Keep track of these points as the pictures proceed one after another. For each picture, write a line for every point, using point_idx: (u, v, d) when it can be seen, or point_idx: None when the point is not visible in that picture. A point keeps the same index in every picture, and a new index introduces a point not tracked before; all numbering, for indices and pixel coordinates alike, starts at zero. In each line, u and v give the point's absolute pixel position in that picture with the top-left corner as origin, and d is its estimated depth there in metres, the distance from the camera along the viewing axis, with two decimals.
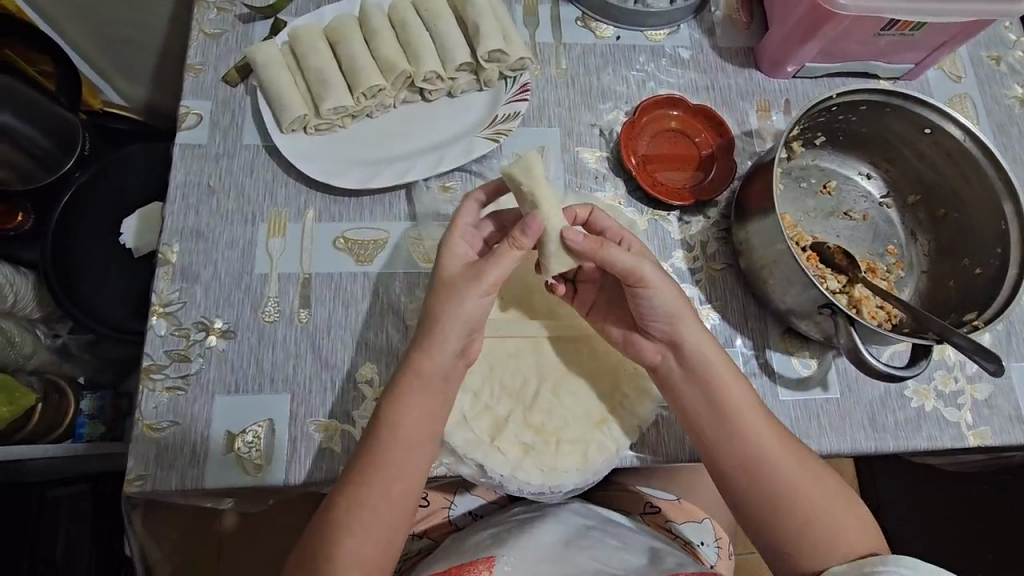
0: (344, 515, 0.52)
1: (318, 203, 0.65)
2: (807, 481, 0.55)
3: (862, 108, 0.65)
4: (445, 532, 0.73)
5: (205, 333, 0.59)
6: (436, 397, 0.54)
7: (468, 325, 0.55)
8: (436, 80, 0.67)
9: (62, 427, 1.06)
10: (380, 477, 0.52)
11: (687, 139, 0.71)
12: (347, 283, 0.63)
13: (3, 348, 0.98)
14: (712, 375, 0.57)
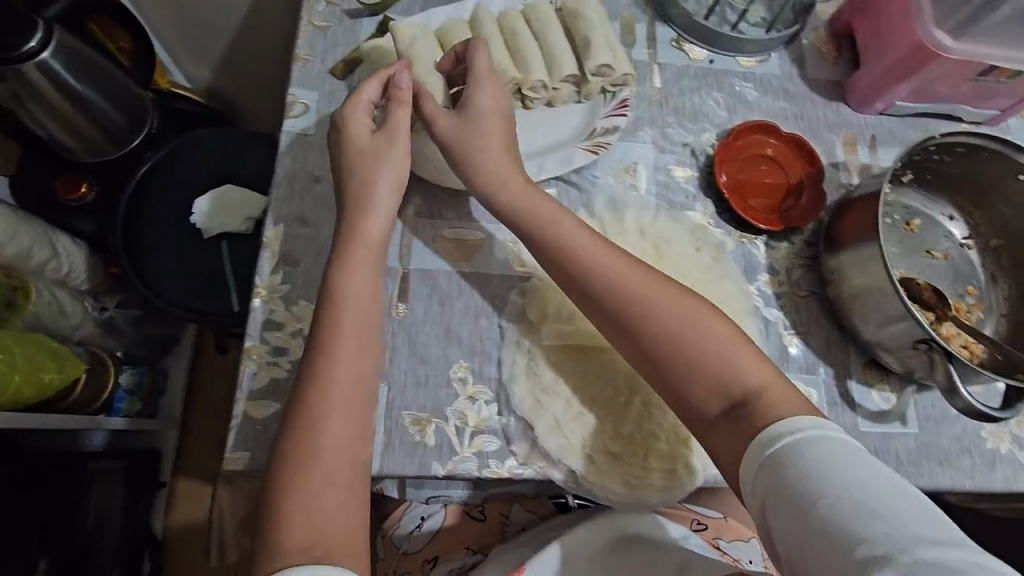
0: (305, 450, 0.47)
1: (419, 201, 0.66)
2: (700, 338, 0.52)
3: (959, 150, 0.66)
4: (493, 543, 0.76)
5: (305, 318, 0.60)
6: (353, 328, 0.52)
7: (374, 265, 0.55)
8: (541, 88, 0.69)
9: (102, 399, 1.12)
10: (334, 361, 0.50)
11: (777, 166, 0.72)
12: (444, 280, 0.63)
13: (54, 317, 1.02)
14: (622, 307, 0.54)
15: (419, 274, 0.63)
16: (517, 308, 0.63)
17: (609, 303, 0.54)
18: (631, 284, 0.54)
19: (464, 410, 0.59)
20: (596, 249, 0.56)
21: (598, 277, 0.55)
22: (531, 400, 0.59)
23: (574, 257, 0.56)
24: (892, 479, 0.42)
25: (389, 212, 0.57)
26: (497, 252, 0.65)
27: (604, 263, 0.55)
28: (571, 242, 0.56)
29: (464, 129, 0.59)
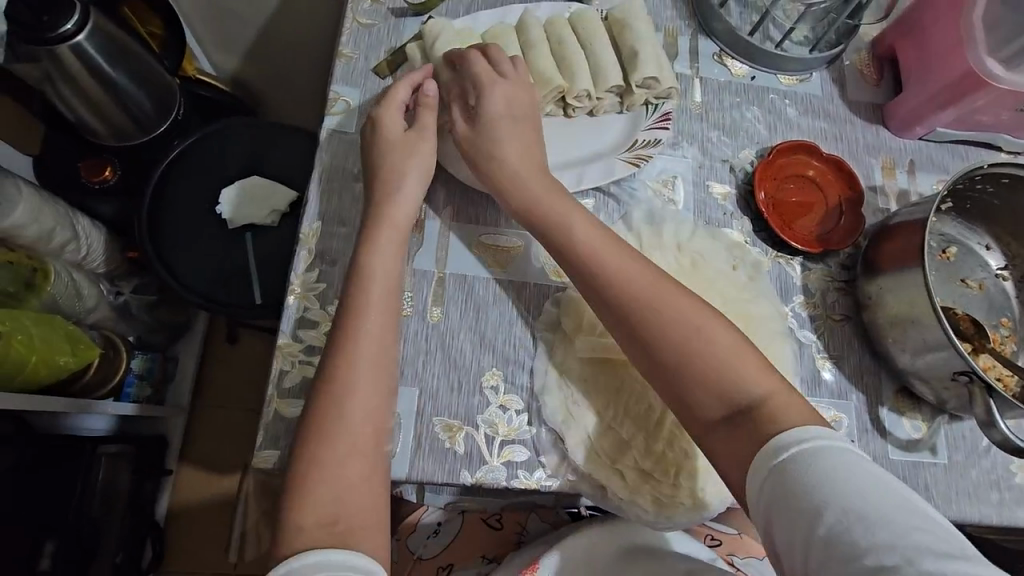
0: (331, 429, 0.47)
1: (457, 205, 0.65)
2: (721, 340, 0.51)
3: (1003, 181, 0.66)
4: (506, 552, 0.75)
5: None
6: (376, 304, 0.52)
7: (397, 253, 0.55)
8: (585, 97, 0.68)
9: (113, 383, 1.11)
10: (350, 348, 0.50)
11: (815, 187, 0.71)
12: (479, 286, 0.63)
13: (70, 299, 1.01)
14: (635, 297, 0.53)
15: (455, 278, 0.63)
16: (551, 317, 0.63)
17: (618, 303, 0.54)
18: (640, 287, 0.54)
19: (495, 418, 0.59)
20: (611, 252, 0.56)
21: (610, 278, 0.55)
22: (563, 412, 0.59)
23: (593, 255, 0.56)
24: (890, 483, 0.41)
25: (414, 200, 0.59)
26: (533, 260, 0.65)
27: (617, 266, 0.55)
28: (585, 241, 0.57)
29: (486, 138, 0.61)
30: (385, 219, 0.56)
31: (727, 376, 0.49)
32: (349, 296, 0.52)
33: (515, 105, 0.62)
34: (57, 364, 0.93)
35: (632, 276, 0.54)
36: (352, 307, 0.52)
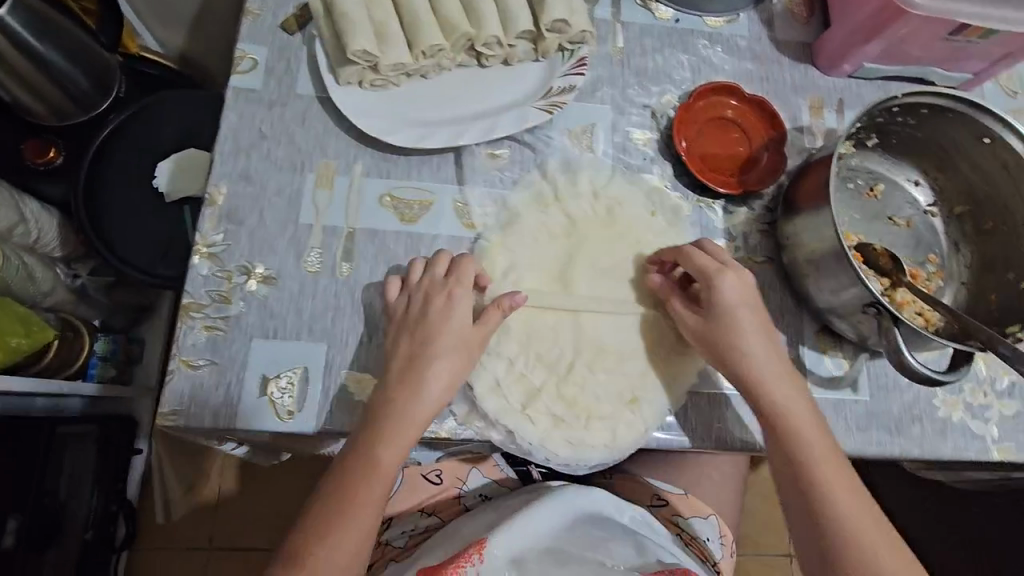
0: (360, 485, 0.53)
1: (367, 159, 0.64)
2: (843, 489, 0.54)
3: (921, 112, 0.64)
4: (452, 514, 0.72)
5: (247, 277, 0.59)
6: (436, 358, 0.55)
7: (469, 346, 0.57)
8: (495, 45, 0.66)
9: (75, 367, 1.02)
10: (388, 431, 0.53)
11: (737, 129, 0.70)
12: (390, 240, 0.62)
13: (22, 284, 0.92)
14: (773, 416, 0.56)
15: (365, 233, 0.62)
16: None
17: (757, 388, 0.57)
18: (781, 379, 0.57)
19: None
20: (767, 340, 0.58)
21: (751, 363, 0.57)
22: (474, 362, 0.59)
23: (729, 336, 0.57)
24: None
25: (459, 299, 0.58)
26: (446, 212, 0.64)
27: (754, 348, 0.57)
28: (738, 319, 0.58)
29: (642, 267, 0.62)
30: (421, 315, 0.57)
31: (826, 472, 0.54)
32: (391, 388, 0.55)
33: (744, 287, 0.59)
34: (11, 348, 0.84)
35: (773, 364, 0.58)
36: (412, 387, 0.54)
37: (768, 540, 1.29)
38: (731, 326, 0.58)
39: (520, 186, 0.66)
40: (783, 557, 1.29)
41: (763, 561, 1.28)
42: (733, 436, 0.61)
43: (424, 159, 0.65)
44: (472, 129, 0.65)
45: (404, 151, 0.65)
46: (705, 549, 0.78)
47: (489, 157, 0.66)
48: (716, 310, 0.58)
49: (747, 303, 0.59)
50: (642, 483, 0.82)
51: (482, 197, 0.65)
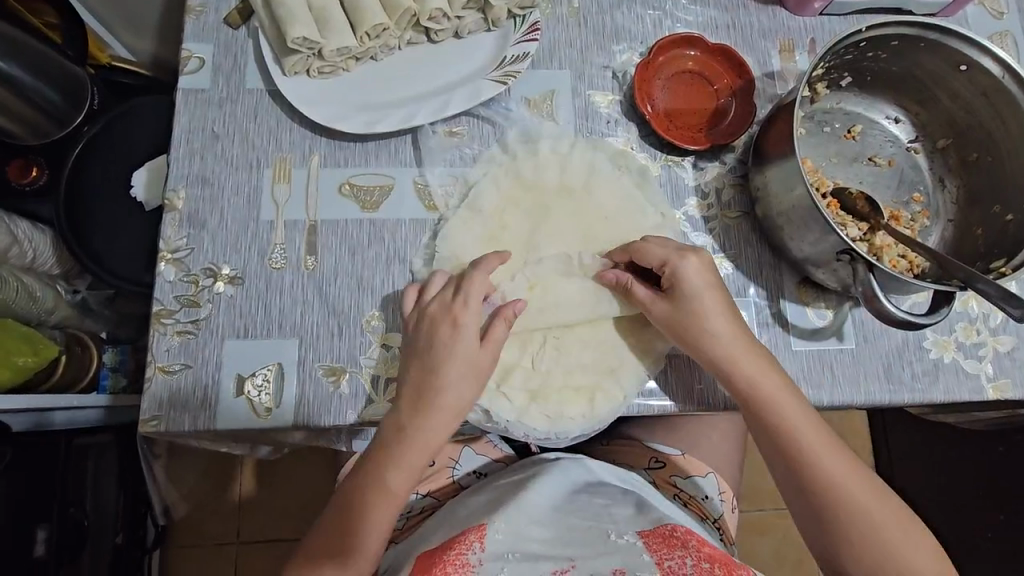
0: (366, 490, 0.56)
1: (323, 149, 0.64)
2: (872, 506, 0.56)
3: (893, 44, 0.62)
4: (448, 492, 0.73)
5: (213, 279, 0.59)
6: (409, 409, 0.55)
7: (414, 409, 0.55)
8: (442, 18, 0.65)
9: (86, 379, 1.01)
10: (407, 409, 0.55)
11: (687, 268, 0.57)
12: (353, 229, 0.62)
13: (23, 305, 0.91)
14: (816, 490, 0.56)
15: (327, 223, 0.62)
16: (428, 252, 0.62)
17: (791, 448, 0.56)
18: (815, 431, 0.57)
19: (379, 358, 0.59)
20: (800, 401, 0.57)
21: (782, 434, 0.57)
22: None
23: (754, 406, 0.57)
24: None
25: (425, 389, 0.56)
26: (407, 195, 0.63)
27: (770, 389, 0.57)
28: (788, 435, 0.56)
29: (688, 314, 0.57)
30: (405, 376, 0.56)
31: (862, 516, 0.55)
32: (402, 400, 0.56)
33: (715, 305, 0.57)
34: (16, 366, 0.84)
35: (806, 421, 0.56)
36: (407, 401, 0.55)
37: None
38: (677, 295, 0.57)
39: (481, 163, 0.64)
40: None
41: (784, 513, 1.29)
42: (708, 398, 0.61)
43: (380, 143, 0.64)
44: (425, 107, 0.64)
45: (358, 136, 0.63)
46: (704, 509, 0.78)
47: (447, 135, 0.65)
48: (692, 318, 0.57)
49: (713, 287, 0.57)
50: (640, 447, 0.82)
51: (442, 176, 0.64)
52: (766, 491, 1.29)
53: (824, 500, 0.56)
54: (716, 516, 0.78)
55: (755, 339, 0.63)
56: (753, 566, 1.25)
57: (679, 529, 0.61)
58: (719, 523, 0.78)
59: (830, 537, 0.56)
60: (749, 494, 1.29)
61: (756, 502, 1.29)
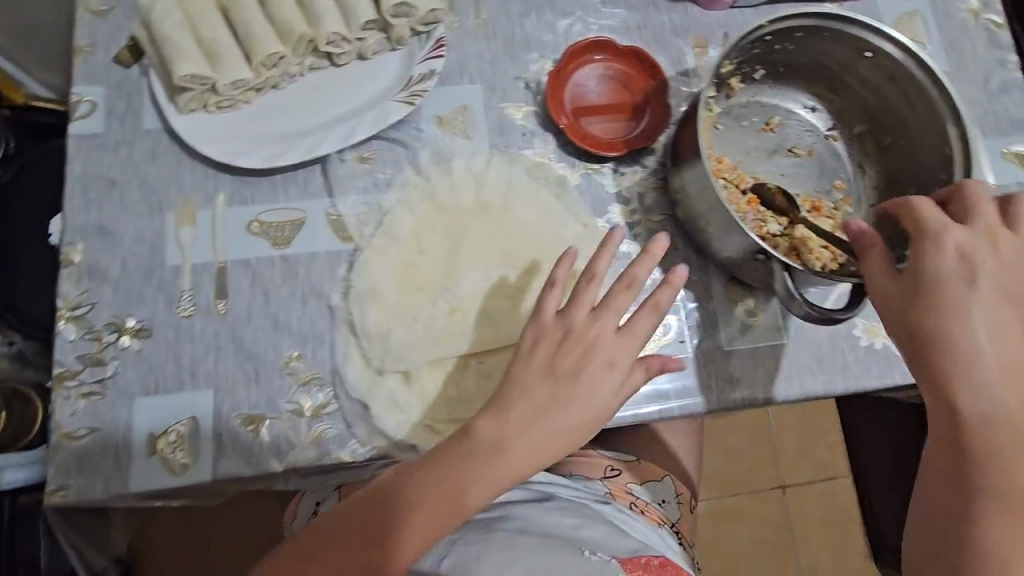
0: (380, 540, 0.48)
1: (228, 186, 0.61)
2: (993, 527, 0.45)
3: (798, 36, 0.61)
4: None
5: (118, 334, 0.57)
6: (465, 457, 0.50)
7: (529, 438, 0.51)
8: (342, 41, 0.63)
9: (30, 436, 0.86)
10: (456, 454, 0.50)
11: (994, 245, 0.49)
12: (265, 268, 0.59)
13: None
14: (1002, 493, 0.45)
15: (236, 265, 0.59)
16: (345, 284, 0.59)
17: (999, 488, 0.45)
18: (1023, 456, 0.45)
19: (299, 400, 0.56)
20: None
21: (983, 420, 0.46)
22: (368, 377, 0.56)
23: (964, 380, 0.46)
24: None
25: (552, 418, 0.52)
26: (320, 228, 0.61)
27: (994, 411, 0.46)
28: (988, 460, 0.46)
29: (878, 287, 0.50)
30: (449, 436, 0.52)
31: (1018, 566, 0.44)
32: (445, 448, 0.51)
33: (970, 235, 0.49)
34: None
35: (1022, 447, 0.45)
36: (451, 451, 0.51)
37: (759, 478, 1.30)
38: (941, 289, 0.47)
39: (394, 187, 0.62)
40: (776, 489, 1.30)
41: (758, 497, 1.29)
42: (645, 407, 0.60)
43: (289, 176, 0.62)
44: (331, 135, 0.61)
45: (265, 170, 0.61)
46: (663, 514, 0.79)
47: (357, 161, 0.63)
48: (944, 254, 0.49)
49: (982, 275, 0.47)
50: (595, 457, 0.81)
51: (355, 205, 0.62)
52: (737, 477, 1.29)
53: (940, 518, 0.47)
54: (672, 520, 0.80)
55: (688, 341, 0.62)
56: (728, 551, 1.26)
57: (653, 560, 0.62)
58: (675, 526, 0.80)
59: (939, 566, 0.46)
60: (721, 481, 1.29)
61: (730, 488, 1.29)
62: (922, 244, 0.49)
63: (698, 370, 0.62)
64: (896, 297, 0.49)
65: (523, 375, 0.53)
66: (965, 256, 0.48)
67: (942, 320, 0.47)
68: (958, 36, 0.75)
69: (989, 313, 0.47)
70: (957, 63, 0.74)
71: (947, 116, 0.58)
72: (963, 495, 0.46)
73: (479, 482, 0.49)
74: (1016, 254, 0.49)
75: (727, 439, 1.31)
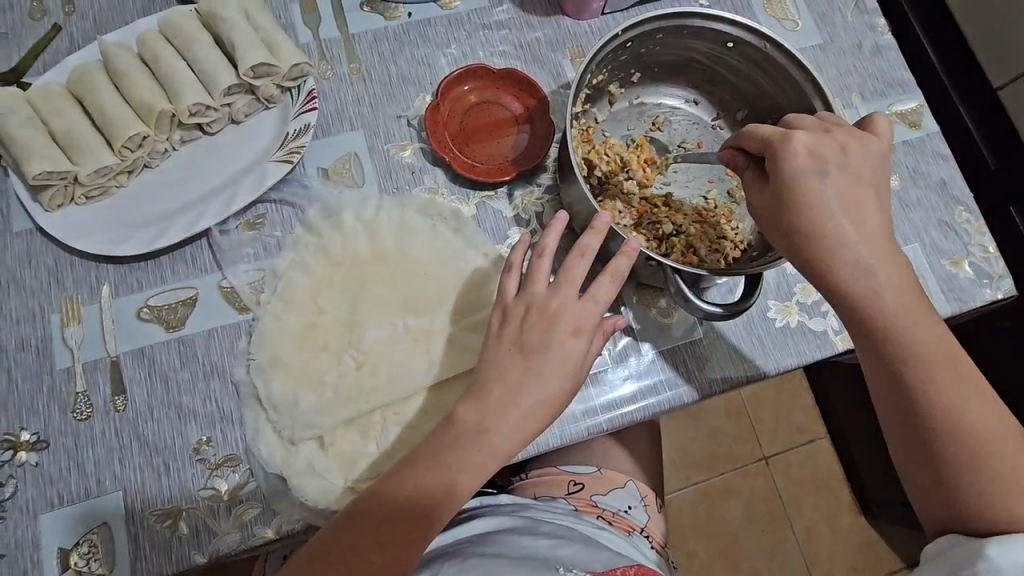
0: (380, 532, 0.49)
1: (113, 276, 0.59)
2: (943, 373, 0.51)
3: (659, 36, 0.62)
4: None
5: (13, 450, 0.54)
6: (445, 462, 0.50)
7: (500, 420, 0.50)
8: (208, 110, 0.62)
9: None
10: (434, 448, 0.50)
11: (840, 144, 0.52)
12: (161, 354, 0.57)
13: None
14: (917, 358, 0.51)
15: (130, 356, 0.57)
16: (246, 357, 0.58)
17: (916, 364, 0.51)
18: (921, 332, 0.51)
19: (215, 484, 0.54)
20: (913, 299, 0.52)
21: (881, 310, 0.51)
22: (281, 449, 0.55)
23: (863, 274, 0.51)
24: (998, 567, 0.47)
25: (529, 403, 0.51)
26: (213, 302, 0.59)
27: (886, 303, 0.51)
28: (895, 345, 0.51)
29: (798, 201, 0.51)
30: (431, 436, 0.51)
31: (955, 404, 0.50)
32: (432, 437, 0.51)
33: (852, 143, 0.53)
34: None
35: (917, 328, 0.51)
36: (427, 449, 0.50)
37: (742, 451, 1.21)
38: (807, 206, 0.51)
39: (286, 248, 0.61)
40: (760, 463, 1.20)
41: (744, 473, 1.19)
42: (573, 426, 0.59)
43: (174, 255, 0.60)
44: (212, 206, 0.60)
45: (148, 253, 0.59)
46: (630, 523, 0.72)
47: (244, 228, 0.61)
48: (836, 158, 0.52)
49: (839, 175, 0.51)
50: (552, 474, 0.74)
51: (248, 273, 0.60)
52: (720, 453, 1.20)
53: (902, 386, 0.51)
54: (642, 526, 0.73)
55: (605, 353, 0.62)
56: (723, 534, 1.16)
57: (630, 572, 0.61)
58: (647, 532, 0.72)
59: (916, 428, 0.51)
60: (703, 462, 1.19)
61: (716, 468, 1.19)
62: (782, 166, 0.52)
63: (621, 381, 0.61)
64: (779, 220, 0.52)
65: (495, 359, 0.52)
66: (816, 159, 0.51)
67: (812, 238, 0.51)
68: (826, 8, 0.76)
69: (846, 218, 0.51)
70: (829, 35, 0.75)
71: (812, 94, 0.59)
72: (900, 380, 0.51)
73: (466, 468, 0.50)
74: (859, 147, 0.53)
75: (704, 415, 1.22)
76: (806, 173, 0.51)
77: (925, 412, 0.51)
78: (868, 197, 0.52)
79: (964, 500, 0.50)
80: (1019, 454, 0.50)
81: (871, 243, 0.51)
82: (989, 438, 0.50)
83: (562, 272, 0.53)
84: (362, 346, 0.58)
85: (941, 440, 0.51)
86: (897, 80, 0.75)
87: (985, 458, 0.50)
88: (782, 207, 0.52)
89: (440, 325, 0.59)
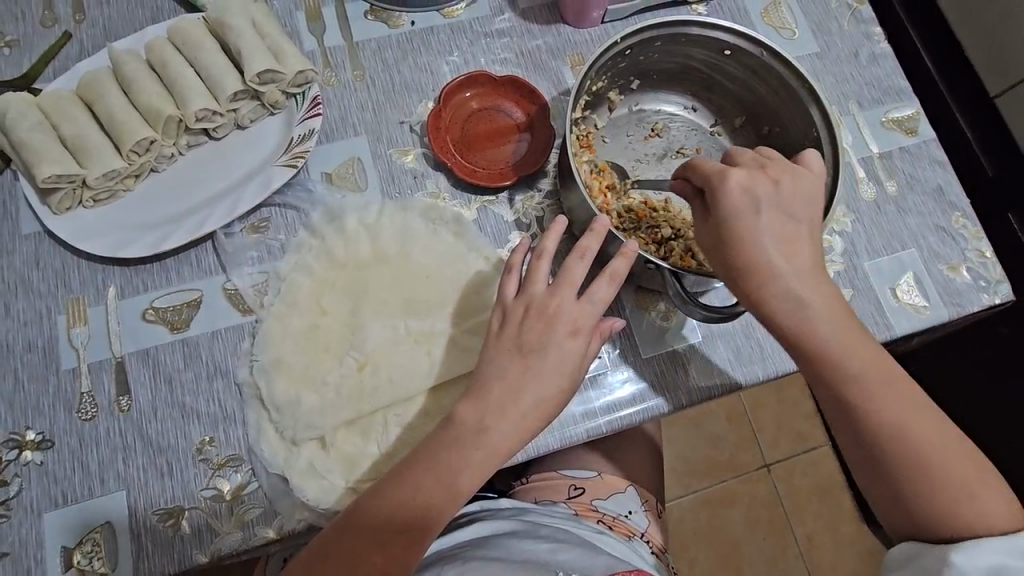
0: (382, 529, 0.49)
1: (119, 278, 0.60)
2: (883, 400, 0.51)
3: (658, 44, 0.63)
4: None
5: (19, 450, 0.55)
6: (442, 460, 0.50)
7: (500, 419, 0.51)
8: (214, 115, 0.63)
9: None
10: (432, 448, 0.51)
11: (774, 179, 0.52)
12: (166, 355, 0.58)
13: None
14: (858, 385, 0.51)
15: (135, 357, 0.58)
16: (249, 358, 0.58)
17: (856, 385, 0.51)
18: (858, 361, 0.51)
19: (218, 484, 0.55)
20: (850, 327, 0.52)
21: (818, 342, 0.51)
22: (283, 450, 0.55)
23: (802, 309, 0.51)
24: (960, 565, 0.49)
25: (527, 403, 0.51)
26: (217, 304, 0.60)
27: (825, 324, 0.51)
28: (836, 376, 0.51)
29: (738, 240, 0.51)
30: (432, 436, 0.52)
31: (893, 421, 0.51)
32: (433, 437, 0.52)
33: (786, 179, 0.53)
34: None
35: (854, 357, 0.51)
36: (428, 449, 0.51)
37: (743, 459, 1.21)
38: (742, 243, 0.51)
39: (290, 252, 0.62)
40: (761, 470, 1.20)
41: (745, 480, 1.19)
42: (573, 428, 0.60)
43: (180, 258, 0.61)
44: (217, 210, 0.61)
45: (152, 255, 0.60)
46: (630, 528, 0.72)
47: (249, 231, 0.62)
48: (771, 196, 0.52)
49: (769, 206, 0.51)
50: (552, 478, 0.74)
51: (251, 276, 0.61)
52: (722, 462, 1.20)
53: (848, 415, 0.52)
54: (642, 531, 0.73)
55: (604, 356, 0.62)
56: (724, 541, 1.16)
57: None
58: (646, 538, 0.73)
59: (866, 453, 0.52)
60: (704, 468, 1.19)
61: (716, 474, 1.19)
62: (723, 205, 0.52)
63: (620, 384, 0.62)
64: (718, 256, 0.53)
65: (495, 359, 0.52)
66: (749, 198, 0.51)
67: (753, 276, 0.51)
68: (823, 17, 0.78)
69: (778, 247, 0.51)
70: (826, 43, 0.76)
71: (809, 101, 0.60)
72: (847, 409, 0.52)
73: (467, 467, 0.50)
74: (793, 181, 0.53)
75: (705, 422, 1.22)
76: (740, 212, 0.51)
77: (876, 437, 0.51)
78: (803, 226, 0.52)
79: (928, 523, 0.51)
80: (967, 466, 0.51)
81: (805, 273, 0.51)
82: (939, 455, 0.51)
83: (562, 274, 0.54)
84: (364, 348, 0.58)
85: (893, 462, 0.51)
86: (893, 87, 0.76)
87: (926, 471, 0.50)
88: (720, 247, 0.52)
89: (440, 329, 0.60)
